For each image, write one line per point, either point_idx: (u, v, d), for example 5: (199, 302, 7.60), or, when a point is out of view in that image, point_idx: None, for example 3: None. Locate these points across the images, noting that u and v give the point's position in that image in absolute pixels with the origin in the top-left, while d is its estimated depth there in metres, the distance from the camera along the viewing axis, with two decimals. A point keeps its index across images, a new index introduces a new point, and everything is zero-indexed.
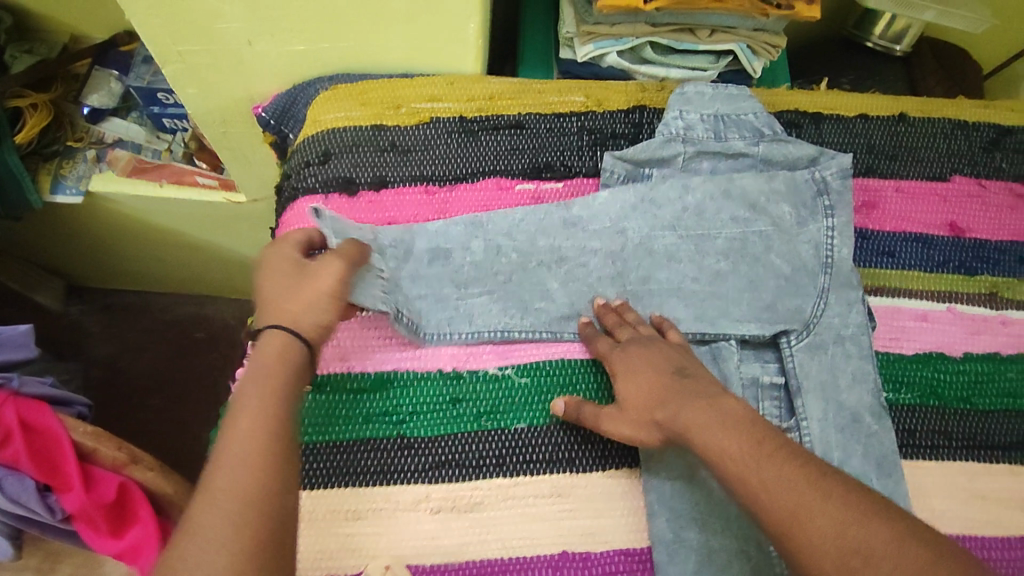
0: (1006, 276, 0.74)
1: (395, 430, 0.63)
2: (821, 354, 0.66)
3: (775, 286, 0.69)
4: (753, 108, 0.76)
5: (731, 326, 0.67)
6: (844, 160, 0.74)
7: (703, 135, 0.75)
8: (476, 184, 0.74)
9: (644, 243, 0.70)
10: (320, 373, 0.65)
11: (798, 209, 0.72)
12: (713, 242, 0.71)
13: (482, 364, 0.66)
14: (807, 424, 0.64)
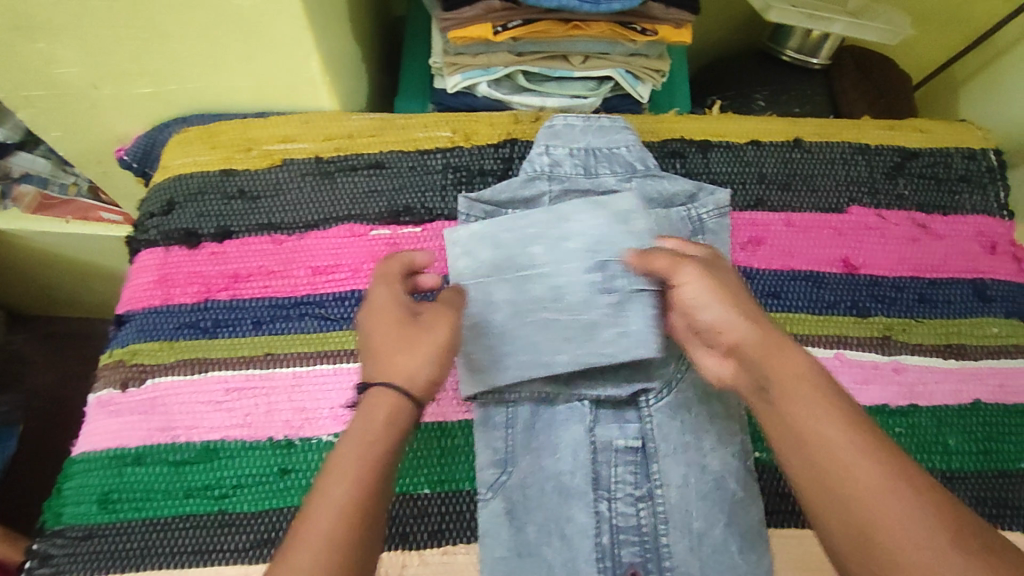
0: (902, 317, 0.68)
1: (215, 506, 0.59)
2: (684, 412, 0.62)
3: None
4: (627, 141, 0.71)
5: (589, 387, 0.63)
6: (721, 197, 0.69)
7: (571, 171, 0.69)
8: (328, 232, 0.69)
9: (496, 296, 0.64)
10: (142, 444, 0.61)
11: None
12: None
13: (317, 430, 0.62)
14: (661, 491, 0.59)
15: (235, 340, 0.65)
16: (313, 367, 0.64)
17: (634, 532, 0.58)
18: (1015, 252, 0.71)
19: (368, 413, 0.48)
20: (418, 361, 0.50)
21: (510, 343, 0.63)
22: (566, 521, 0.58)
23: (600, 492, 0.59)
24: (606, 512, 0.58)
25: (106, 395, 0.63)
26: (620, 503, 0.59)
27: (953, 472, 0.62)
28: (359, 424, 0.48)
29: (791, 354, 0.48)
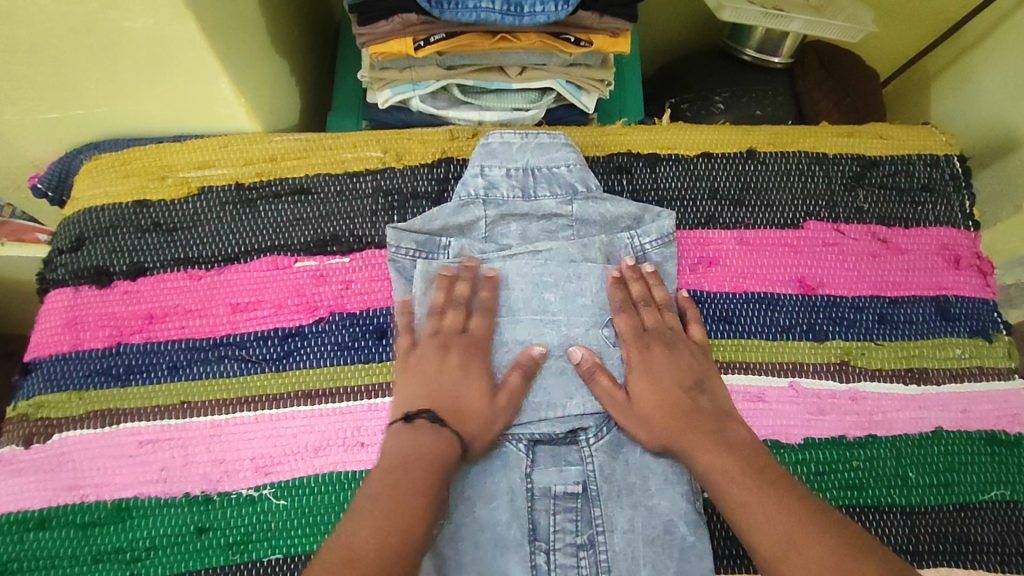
0: (861, 339, 0.64)
1: (127, 570, 0.55)
2: (626, 451, 0.58)
3: (580, 374, 0.60)
4: (567, 159, 0.66)
5: (522, 425, 0.58)
6: (669, 220, 0.65)
7: (507, 194, 0.65)
8: (250, 265, 0.65)
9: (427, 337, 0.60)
10: (46, 506, 0.56)
11: (611, 279, 0.62)
12: (511, 325, 0.61)
13: (237, 483, 0.58)
14: (603, 541, 0.56)
15: (148, 387, 0.60)
16: (232, 415, 0.60)
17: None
18: (981, 266, 0.68)
19: (403, 434, 0.53)
20: (478, 392, 0.57)
21: None
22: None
23: (537, 541, 0.56)
24: (544, 562, 0.55)
25: (8, 453, 0.58)
26: (560, 554, 0.56)
27: (912, 507, 0.58)
28: (395, 440, 0.53)
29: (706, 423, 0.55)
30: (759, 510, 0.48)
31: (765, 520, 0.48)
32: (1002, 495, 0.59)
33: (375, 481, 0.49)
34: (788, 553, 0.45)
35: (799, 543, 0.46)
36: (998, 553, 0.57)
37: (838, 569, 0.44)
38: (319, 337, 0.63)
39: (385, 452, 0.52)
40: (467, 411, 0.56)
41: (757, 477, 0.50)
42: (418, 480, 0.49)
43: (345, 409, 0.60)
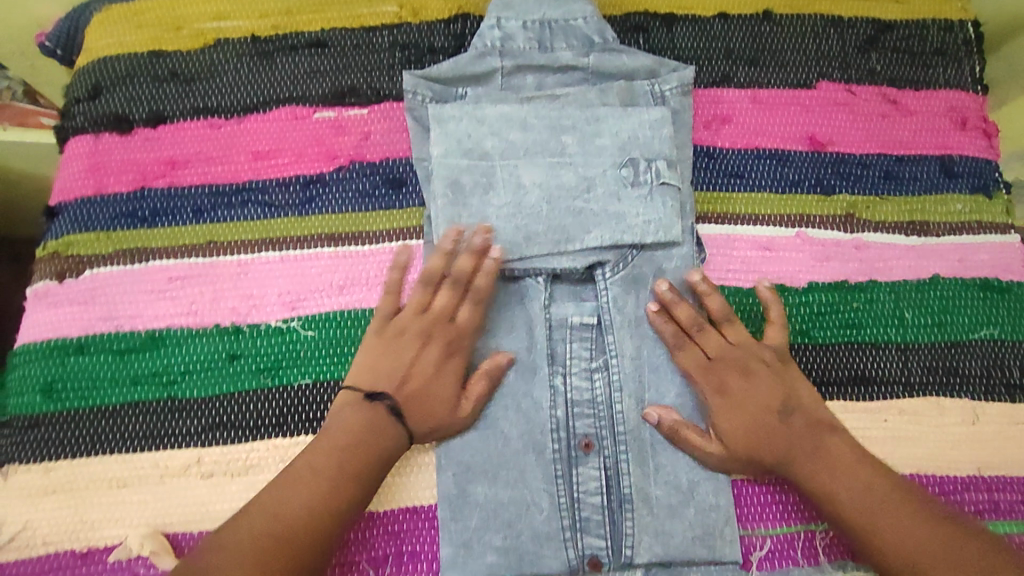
0: (866, 194, 0.66)
1: (164, 392, 0.58)
2: (639, 289, 0.61)
3: (596, 215, 0.62)
4: (585, 11, 0.66)
5: (542, 260, 0.61)
6: (686, 74, 0.66)
7: (525, 46, 0.65)
8: (269, 115, 0.65)
9: (448, 178, 0.61)
10: (83, 334, 0.59)
11: (628, 127, 0.64)
12: (530, 169, 0.62)
13: (266, 316, 0.60)
14: (615, 368, 0.59)
15: (175, 228, 0.62)
16: (259, 254, 0.62)
17: (589, 405, 0.59)
18: (986, 128, 0.69)
19: (349, 409, 0.54)
20: (445, 394, 0.56)
21: (460, 226, 0.61)
22: (521, 397, 0.59)
23: (553, 366, 0.60)
24: (561, 385, 0.59)
25: (42, 286, 0.60)
26: (575, 378, 0.60)
27: (906, 344, 0.62)
28: (350, 413, 0.54)
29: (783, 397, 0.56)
30: (845, 494, 0.53)
31: (860, 503, 0.52)
32: (990, 334, 0.63)
33: (324, 454, 0.52)
34: (885, 524, 0.51)
35: (894, 520, 0.51)
36: (984, 383, 0.61)
37: (931, 533, 0.50)
38: (340, 185, 0.64)
39: (330, 425, 0.54)
40: (433, 402, 0.56)
41: (832, 460, 0.54)
42: (360, 472, 0.52)
43: (368, 252, 0.62)
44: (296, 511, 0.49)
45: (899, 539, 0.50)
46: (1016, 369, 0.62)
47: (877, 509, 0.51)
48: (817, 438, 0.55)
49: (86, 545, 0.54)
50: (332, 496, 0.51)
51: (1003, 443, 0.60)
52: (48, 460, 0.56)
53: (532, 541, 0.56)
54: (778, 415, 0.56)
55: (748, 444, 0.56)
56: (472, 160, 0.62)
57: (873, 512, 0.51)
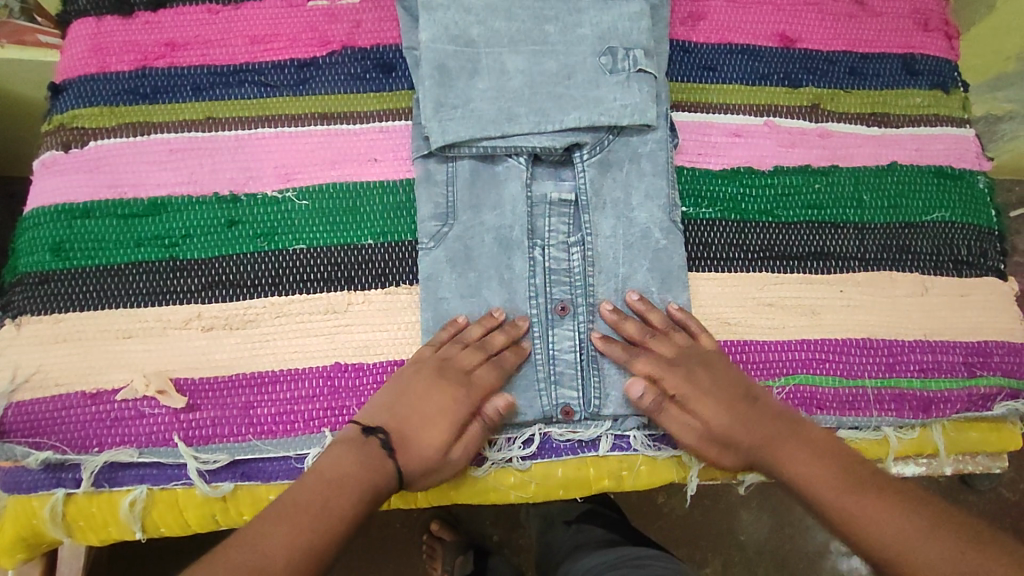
0: (831, 88, 0.70)
1: (167, 253, 0.62)
2: (615, 170, 0.64)
3: (576, 100, 0.63)
4: None
5: (522, 139, 0.63)
6: None
7: None
8: (264, 3, 0.68)
9: (435, 62, 0.63)
10: (90, 200, 0.63)
11: (608, 19, 0.65)
12: (513, 56, 0.64)
13: (262, 186, 0.64)
14: (590, 242, 0.63)
15: (175, 105, 0.65)
16: (255, 131, 0.65)
17: (565, 274, 0.63)
18: (947, 31, 0.73)
19: (344, 447, 0.52)
20: (438, 440, 0.54)
21: (446, 106, 0.62)
22: (500, 267, 0.62)
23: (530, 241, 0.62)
24: (540, 256, 0.63)
25: (49, 157, 0.64)
26: (553, 251, 0.63)
27: (863, 223, 0.66)
28: (342, 455, 0.51)
29: (755, 409, 0.56)
30: (808, 473, 0.52)
31: (826, 480, 0.51)
32: (942, 217, 0.67)
33: (314, 488, 0.49)
34: (845, 497, 0.50)
35: (853, 499, 0.49)
36: (935, 261, 0.66)
37: (883, 502, 0.49)
38: (332, 68, 0.67)
39: (319, 463, 0.51)
40: (426, 443, 0.54)
41: (802, 443, 0.54)
42: (353, 513, 0.48)
43: (359, 130, 0.66)
44: (285, 549, 0.44)
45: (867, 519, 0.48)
46: (965, 247, 0.67)
47: (844, 486, 0.50)
48: (785, 425, 0.55)
49: (95, 387, 0.59)
50: (322, 533, 0.46)
51: (949, 313, 0.65)
52: (57, 312, 0.60)
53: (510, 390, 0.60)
54: (741, 407, 0.56)
55: (726, 430, 0.56)
56: (457, 45, 0.64)
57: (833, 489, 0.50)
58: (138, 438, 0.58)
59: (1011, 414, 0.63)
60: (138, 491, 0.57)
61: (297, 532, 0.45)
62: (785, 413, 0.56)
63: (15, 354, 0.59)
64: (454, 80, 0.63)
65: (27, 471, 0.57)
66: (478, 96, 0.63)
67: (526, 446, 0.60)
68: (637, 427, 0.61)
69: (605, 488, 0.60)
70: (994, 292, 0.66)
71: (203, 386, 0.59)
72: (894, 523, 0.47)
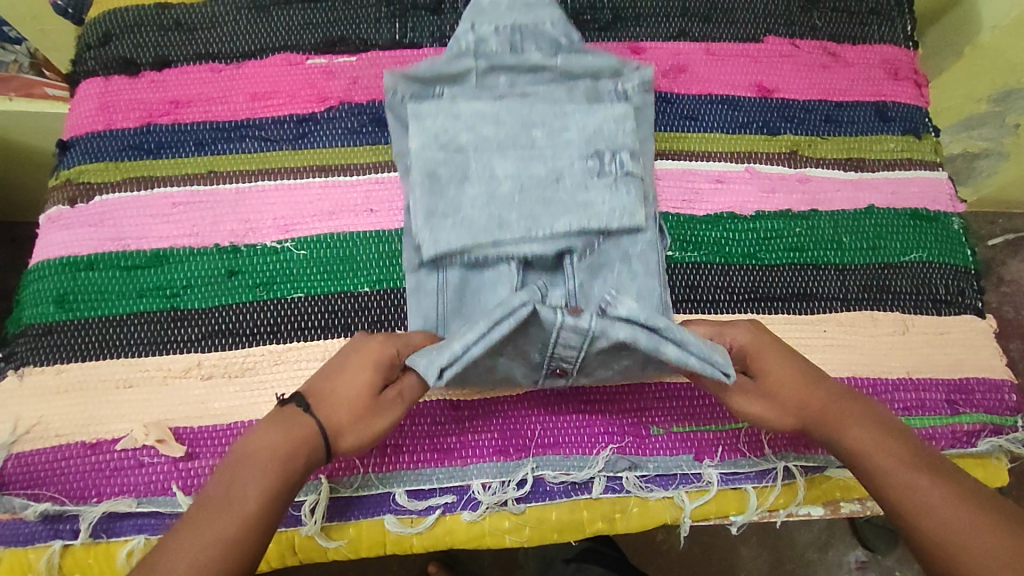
0: (808, 135, 0.73)
1: (168, 303, 0.63)
2: (605, 273, 0.63)
3: (565, 206, 0.63)
4: (551, 17, 0.69)
5: (515, 246, 0.62)
6: (645, 72, 0.69)
7: (497, 48, 0.67)
8: (265, 61, 0.71)
9: (422, 172, 0.63)
10: (94, 252, 0.65)
11: (594, 122, 0.65)
12: (502, 162, 0.64)
13: (262, 237, 0.66)
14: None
15: (178, 159, 0.68)
16: (255, 184, 0.67)
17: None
18: (916, 79, 0.76)
19: (275, 419, 0.48)
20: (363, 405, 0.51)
21: (436, 215, 0.62)
22: (496, 371, 0.58)
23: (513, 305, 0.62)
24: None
25: (56, 211, 0.66)
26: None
27: (844, 265, 0.69)
28: (269, 429, 0.48)
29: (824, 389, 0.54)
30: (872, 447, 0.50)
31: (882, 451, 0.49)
32: (920, 257, 0.69)
33: (250, 476, 0.45)
34: (891, 469, 0.48)
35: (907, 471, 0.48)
36: (914, 300, 0.68)
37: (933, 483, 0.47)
38: (330, 123, 0.70)
39: (249, 440, 0.47)
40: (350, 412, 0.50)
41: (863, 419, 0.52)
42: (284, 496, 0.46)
43: (356, 182, 0.68)
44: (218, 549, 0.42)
45: (907, 488, 0.47)
46: (943, 286, 0.69)
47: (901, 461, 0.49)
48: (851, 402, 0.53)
49: (94, 438, 0.59)
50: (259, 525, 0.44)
51: (931, 351, 0.67)
52: (59, 362, 0.61)
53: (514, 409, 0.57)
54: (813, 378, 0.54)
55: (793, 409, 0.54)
56: (445, 155, 0.63)
57: (881, 461, 0.49)
58: (137, 488, 0.58)
59: (994, 450, 0.64)
60: (136, 541, 0.57)
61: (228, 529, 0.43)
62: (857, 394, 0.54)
63: (16, 406, 0.60)
64: (440, 186, 0.63)
65: (26, 523, 0.58)
66: (467, 202, 0.62)
67: (519, 487, 0.60)
68: (629, 468, 0.61)
69: (599, 531, 0.61)
70: (974, 330, 0.68)
71: (202, 434, 0.60)
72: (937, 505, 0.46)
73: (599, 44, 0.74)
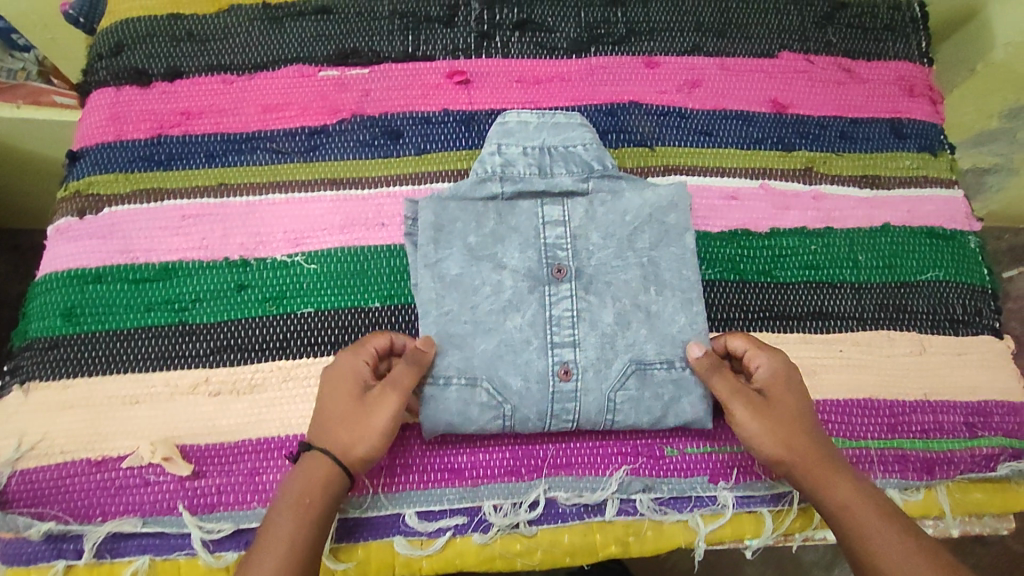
0: (824, 151, 0.72)
1: (177, 317, 0.63)
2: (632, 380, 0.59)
3: (588, 329, 0.60)
4: (583, 139, 0.67)
5: (530, 366, 0.59)
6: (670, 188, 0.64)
7: (525, 170, 0.65)
8: (278, 73, 0.71)
9: (439, 312, 0.60)
10: (103, 265, 0.64)
11: (615, 247, 0.62)
12: (524, 296, 0.60)
13: (272, 251, 0.65)
14: (581, 270, 0.61)
15: (188, 171, 0.67)
16: (266, 197, 0.67)
17: (569, 330, 0.60)
18: (932, 96, 0.76)
19: (313, 454, 0.55)
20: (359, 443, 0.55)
21: (450, 353, 0.59)
22: (502, 385, 0.58)
23: (522, 275, 0.61)
24: (543, 311, 0.60)
25: (64, 223, 0.65)
26: (551, 227, 0.62)
27: (860, 283, 0.68)
28: (304, 465, 0.54)
29: (831, 458, 0.56)
30: (839, 488, 0.55)
31: (851, 495, 0.54)
32: (936, 276, 0.69)
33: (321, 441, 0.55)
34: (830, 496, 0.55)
35: (876, 524, 0.53)
36: (931, 320, 0.67)
37: (868, 495, 0.54)
38: (342, 136, 0.69)
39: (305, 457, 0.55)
40: (342, 402, 0.56)
41: (844, 468, 0.56)
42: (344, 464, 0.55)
43: (367, 195, 0.67)
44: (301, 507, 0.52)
45: (866, 523, 0.53)
46: (960, 306, 0.68)
47: (865, 500, 0.54)
48: (833, 463, 0.56)
49: (100, 455, 0.59)
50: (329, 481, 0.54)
51: (948, 372, 0.66)
52: (66, 377, 0.61)
53: (514, 298, 0.60)
54: (819, 448, 0.56)
55: (800, 440, 0.56)
56: (462, 297, 0.60)
57: (865, 515, 0.53)
58: (142, 506, 0.57)
59: (1014, 474, 0.63)
60: (140, 562, 0.56)
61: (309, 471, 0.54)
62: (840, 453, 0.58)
63: (21, 422, 0.59)
64: (458, 331, 0.59)
65: (28, 541, 0.57)
66: (484, 332, 0.59)
67: (532, 509, 0.60)
68: (642, 490, 0.60)
69: (612, 554, 0.60)
70: (991, 352, 0.67)
71: (209, 452, 0.59)
72: (899, 562, 0.51)
73: (613, 60, 0.74)
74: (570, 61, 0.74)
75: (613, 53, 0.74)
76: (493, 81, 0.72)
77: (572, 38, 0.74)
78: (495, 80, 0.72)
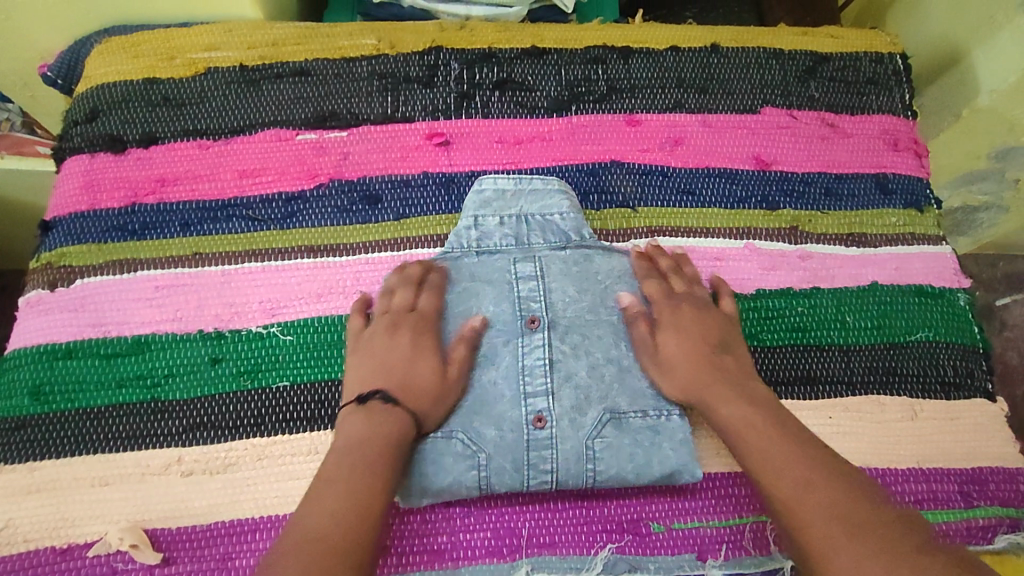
0: (809, 209, 0.72)
1: (148, 394, 0.61)
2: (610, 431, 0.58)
3: (565, 380, 0.59)
4: (561, 205, 0.66)
5: (506, 419, 0.57)
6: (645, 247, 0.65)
7: (502, 239, 0.65)
8: (254, 137, 0.70)
9: None
10: (73, 339, 0.62)
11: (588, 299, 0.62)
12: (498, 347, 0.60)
13: (247, 322, 0.64)
14: (555, 321, 0.61)
15: (163, 240, 0.66)
16: (242, 265, 0.66)
17: (542, 379, 0.58)
18: (917, 149, 0.75)
19: (360, 415, 0.54)
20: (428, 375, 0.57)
21: None
22: (476, 437, 0.57)
23: (495, 329, 0.60)
24: (516, 362, 0.59)
25: (35, 295, 0.64)
26: (523, 280, 0.62)
27: (848, 345, 0.67)
28: (365, 421, 0.53)
29: (726, 388, 0.57)
30: (743, 419, 0.55)
31: (753, 423, 0.54)
32: (926, 336, 0.67)
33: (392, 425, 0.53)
34: (765, 453, 0.52)
35: (778, 449, 0.52)
36: (922, 382, 0.66)
37: (758, 420, 0.54)
38: (319, 201, 0.68)
39: (350, 426, 0.53)
40: (401, 362, 0.57)
41: (741, 395, 0.56)
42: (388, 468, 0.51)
43: (345, 262, 0.66)
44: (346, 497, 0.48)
45: (765, 453, 0.52)
46: (951, 368, 0.67)
47: (770, 434, 0.53)
48: (735, 387, 0.57)
49: (66, 541, 0.56)
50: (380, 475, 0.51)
51: (941, 437, 0.64)
52: (34, 459, 0.59)
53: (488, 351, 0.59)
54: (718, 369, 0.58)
55: (691, 366, 0.58)
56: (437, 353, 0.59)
57: (760, 442, 0.53)
58: None
59: (1013, 545, 0.61)
60: None
61: (365, 460, 0.51)
62: (746, 380, 0.58)
63: None
64: None
65: None
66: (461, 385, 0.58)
67: None
68: (629, 571, 0.58)
69: None
70: (984, 415, 0.66)
71: (180, 537, 0.57)
72: (798, 490, 0.49)
73: (594, 118, 0.73)
74: (551, 120, 0.73)
75: (595, 111, 0.74)
76: (473, 142, 0.71)
77: (553, 97, 0.74)
78: (475, 141, 0.71)
